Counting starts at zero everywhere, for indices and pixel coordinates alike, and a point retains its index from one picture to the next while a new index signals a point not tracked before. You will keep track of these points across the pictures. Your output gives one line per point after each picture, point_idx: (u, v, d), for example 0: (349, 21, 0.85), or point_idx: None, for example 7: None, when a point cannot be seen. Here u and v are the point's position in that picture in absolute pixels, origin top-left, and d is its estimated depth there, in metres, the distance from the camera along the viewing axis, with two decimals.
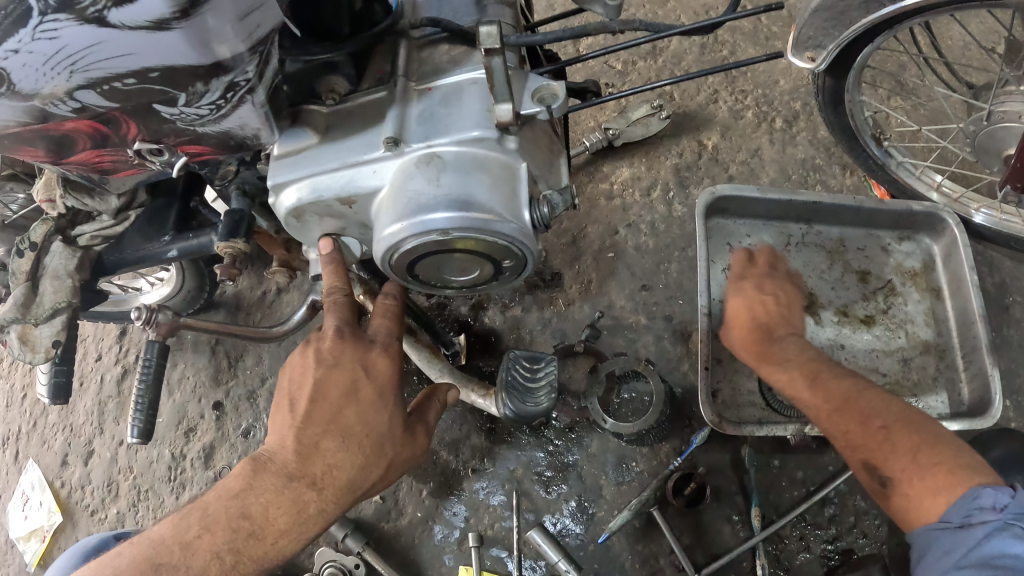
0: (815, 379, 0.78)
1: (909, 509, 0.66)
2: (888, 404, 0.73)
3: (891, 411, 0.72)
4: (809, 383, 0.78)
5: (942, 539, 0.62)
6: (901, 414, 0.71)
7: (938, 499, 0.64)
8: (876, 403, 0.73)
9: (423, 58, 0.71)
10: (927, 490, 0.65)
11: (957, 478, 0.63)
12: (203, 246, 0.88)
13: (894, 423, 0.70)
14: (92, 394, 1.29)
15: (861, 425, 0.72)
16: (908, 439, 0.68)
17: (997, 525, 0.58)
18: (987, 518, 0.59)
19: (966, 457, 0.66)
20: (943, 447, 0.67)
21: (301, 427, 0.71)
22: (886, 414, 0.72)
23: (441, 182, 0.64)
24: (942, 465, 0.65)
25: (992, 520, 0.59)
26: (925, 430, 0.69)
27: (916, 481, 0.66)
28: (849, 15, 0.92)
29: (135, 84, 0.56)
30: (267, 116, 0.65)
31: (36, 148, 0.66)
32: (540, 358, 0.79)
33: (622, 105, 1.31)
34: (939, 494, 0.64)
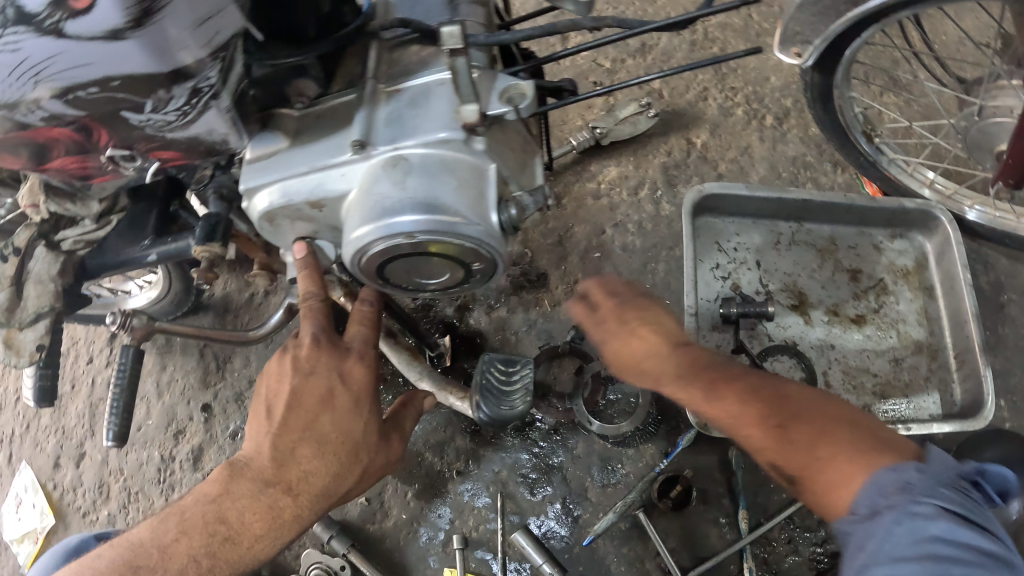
0: (696, 380, 0.69)
1: (815, 499, 0.62)
2: (779, 395, 0.66)
3: (782, 397, 0.65)
4: (701, 391, 0.68)
5: (855, 534, 0.57)
6: (788, 400, 0.64)
7: (843, 490, 0.59)
8: (762, 396, 0.66)
9: (393, 59, 0.70)
10: (830, 485, 0.60)
11: (858, 467, 0.59)
12: (182, 251, 0.89)
13: (787, 416, 0.63)
14: (84, 396, 1.31)
15: (753, 427, 0.65)
16: (805, 433, 0.62)
17: (906, 504, 0.55)
18: (894, 500, 0.56)
19: (866, 439, 0.61)
20: (837, 432, 0.62)
21: (277, 434, 0.71)
22: (776, 405, 0.65)
23: (407, 184, 0.63)
24: (840, 455, 0.60)
25: (900, 501, 0.56)
26: (818, 412, 0.63)
27: (820, 477, 0.60)
28: (835, 9, 0.90)
29: (98, 93, 0.55)
30: (235, 121, 0.65)
31: (9, 154, 0.66)
32: (515, 361, 0.80)
33: (610, 104, 1.30)
34: (841, 486, 0.59)
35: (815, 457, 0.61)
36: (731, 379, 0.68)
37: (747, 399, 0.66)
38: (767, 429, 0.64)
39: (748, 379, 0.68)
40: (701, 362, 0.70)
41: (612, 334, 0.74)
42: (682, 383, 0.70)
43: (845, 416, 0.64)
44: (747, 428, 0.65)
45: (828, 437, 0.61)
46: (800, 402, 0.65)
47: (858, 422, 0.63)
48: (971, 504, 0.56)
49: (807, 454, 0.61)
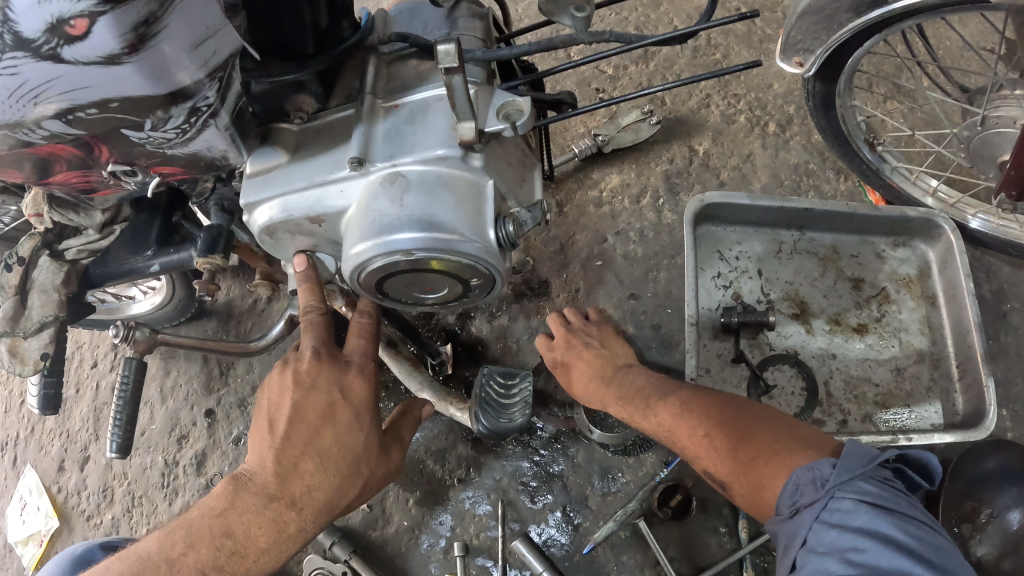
0: (641, 403, 0.84)
1: (751, 504, 0.69)
2: (706, 408, 0.76)
3: (711, 411, 0.75)
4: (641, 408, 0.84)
5: (784, 533, 0.61)
6: (715, 412, 0.75)
7: (765, 491, 0.66)
8: (695, 412, 0.77)
9: (392, 73, 0.71)
10: (753, 485, 0.67)
11: (774, 468, 0.65)
12: (184, 261, 0.90)
13: (711, 425, 0.74)
14: (89, 401, 1.32)
15: (686, 439, 0.76)
16: (726, 439, 0.72)
17: (822, 501, 0.58)
18: (813, 497, 0.59)
19: (784, 440, 0.67)
20: (757, 436, 0.69)
21: (280, 449, 0.71)
22: (706, 417, 0.75)
23: (404, 202, 0.64)
24: (761, 458, 0.67)
25: (817, 498, 0.59)
26: (742, 420, 0.72)
27: (745, 479, 0.68)
28: (838, 18, 0.90)
29: (98, 114, 0.56)
30: (233, 137, 0.65)
31: (12, 169, 0.67)
32: (514, 374, 0.80)
33: (612, 111, 1.30)
34: (765, 487, 0.66)
35: (739, 462, 0.69)
36: (667, 399, 0.81)
37: (679, 414, 0.78)
38: (697, 438, 0.75)
39: (679, 396, 0.80)
40: (646, 388, 0.85)
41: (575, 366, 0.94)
42: (630, 406, 0.85)
43: (769, 421, 0.71)
44: (681, 441, 0.77)
45: (749, 442, 0.69)
46: (727, 413, 0.74)
47: (781, 427, 0.70)
48: (891, 493, 0.57)
49: (733, 460, 0.70)
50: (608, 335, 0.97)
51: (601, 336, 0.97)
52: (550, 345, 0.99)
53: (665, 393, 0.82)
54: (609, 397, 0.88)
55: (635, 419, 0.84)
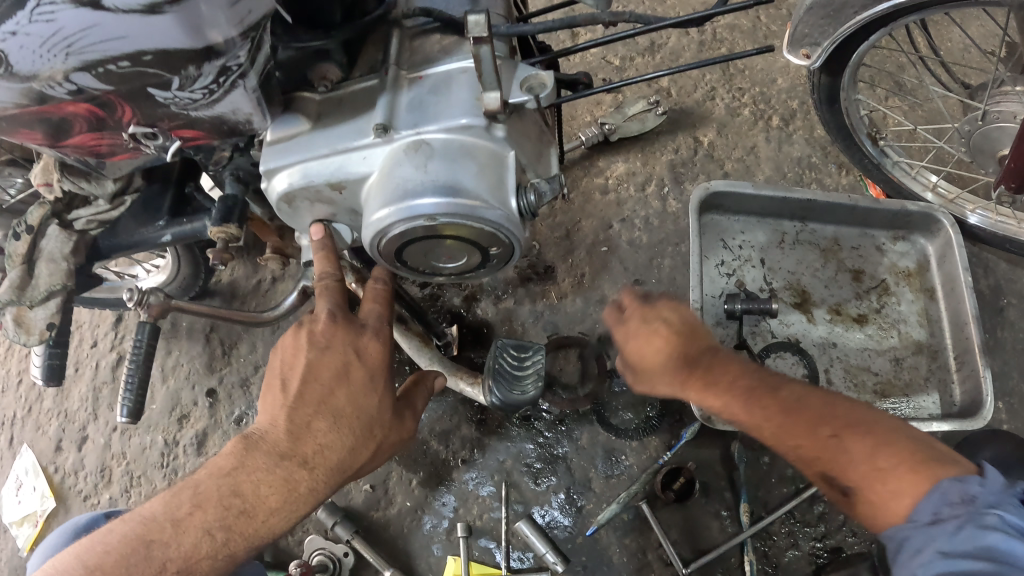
0: (745, 398, 0.70)
1: (872, 512, 0.63)
2: (827, 405, 0.67)
3: (836, 410, 0.66)
4: (744, 403, 0.70)
5: (915, 538, 0.58)
6: (842, 411, 0.66)
7: (903, 498, 0.60)
8: (814, 409, 0.67)
9: (414, 47, 0.71)
10: (891, 494, 0.61)
11: (919, 475, 0.60)
12: (196, 233, 0.93)
13: (840, 426, 0.65)
14: (87, 379, 1.30)
15: (805, 439, 0.66)
16: (864, 443, 0.63)
17: (971, 517, 0.56)
18: (960, 511, 0.57)
19: (923, 450, 0.62)
20: (896, 442, 0.63)
21: (293, 407, 0.72)
22: (830, 416, 0.66)
23: (428, 167, 0.64)
24: (902, 465, 0.61)
25: (966, 513, 0.57)
26: (870, 421, 0.65)
27: (882, 488, 0.61)
28: (845, 12, 0.91)
29: (130, 67, 0.57)
30: (259, 101, 0.66)
31: (28, 129, 0.67)
32: (527, 346, 0.81)
33: (619, 101, 1.32)
34: (903, 494, 0.60)
35: (876, 467, 0.62)
36: (778, 391, 0.69)
37: (795, 410, 0.67)
38: (819, 439, 0.65)
39: (788, 390, 0.69)
40: (747, 379, 0.71)
41: (649, 348, 0.73)
42: (726, 397, 0.71)
43: (901, 432, 0.65)
44: (798, 441, 0.66)
45: (888, 448, 0.62)
46: (852, 415, 0.66)
47: (912, 434, 0.64)
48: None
49: (871, 467, 0.62)
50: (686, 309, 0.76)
51: (676, 309, 0.74)
52: (619, 318, 0.77)
53: (772, 385, 0.70)
54: (692, 382, 0.73)
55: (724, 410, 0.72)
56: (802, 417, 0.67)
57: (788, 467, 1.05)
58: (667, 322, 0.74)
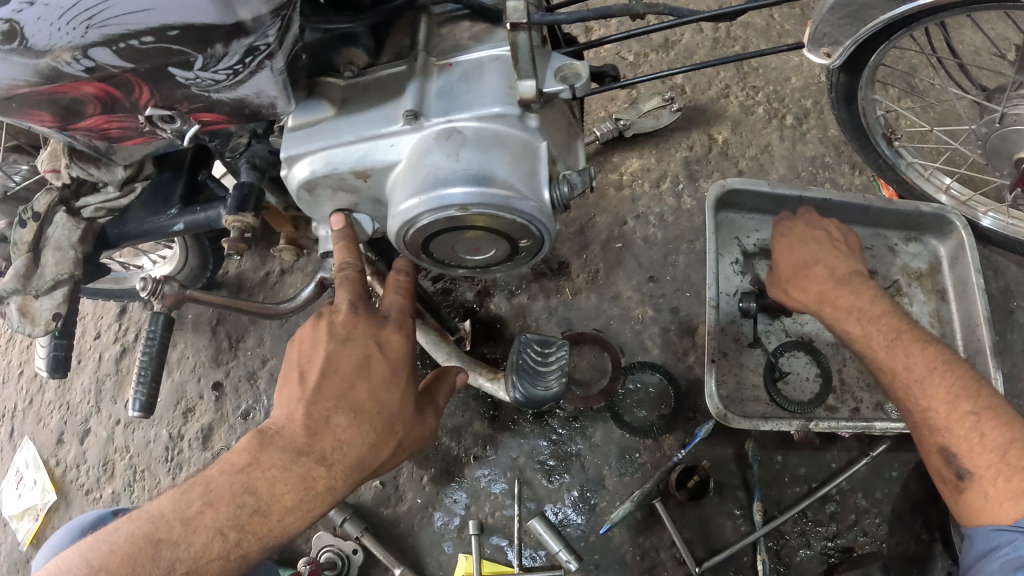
0: (889, 341, 0.81)
1: (979, 503, 0.71)
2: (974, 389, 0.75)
3: (981, 395, 0.75)
4: (886, 343, 0.81)
5: (1020, 543, 0.66)
6: (988, 398, 0.74)
7: (1016, 501, 0.68)
8: (961, 384, 0.76)
9: (443, 33, 0.69)
10: (1011, 490, 0.68)
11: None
12: (210, 221, 0.89)
13: (981, 407, 0.74)
14: (90, 371, 1.28)
15: (942, 404, 0.75)
16: (999, 432, 0.71)
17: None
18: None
19: None
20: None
21: (311, 401, 0.70)
22: (974, 398, 0.74)
23: (460, 156, 0.63)
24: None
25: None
26: (1010, 418, 0.73)
27: (1003, 479, 0.69)
28: (866, 13, 0.87)
29: (153, 42, 0.56)
30: (285, 85, 0.64)
31: (39, 111, 0.65)
32: (551, 342, 0.79)
33: (633, 97, 1.31)
34: (1017, 498, 0.68)
35: (1001, 460, 0.70)
36: (927, 348, 0.79)
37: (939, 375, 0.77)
38: (955, 412, 0.74)
39: (941, 359, 0.78)
40: (903, 331, 0.81)
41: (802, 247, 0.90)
42: (868, 327, 0.83)
43: None
44: (934, 402, 0.76)
45: (1019, 448, 0.70)
46: (995, 402, 0.74)
47: None
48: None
49: (999, 458, 0.70)
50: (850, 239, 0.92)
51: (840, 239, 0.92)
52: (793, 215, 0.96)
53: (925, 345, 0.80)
54: (834, 297, 0.86)
55: (865, 338, 0.83)
56: (948, 385, 0.76)
57: (801, 466, 1.05)
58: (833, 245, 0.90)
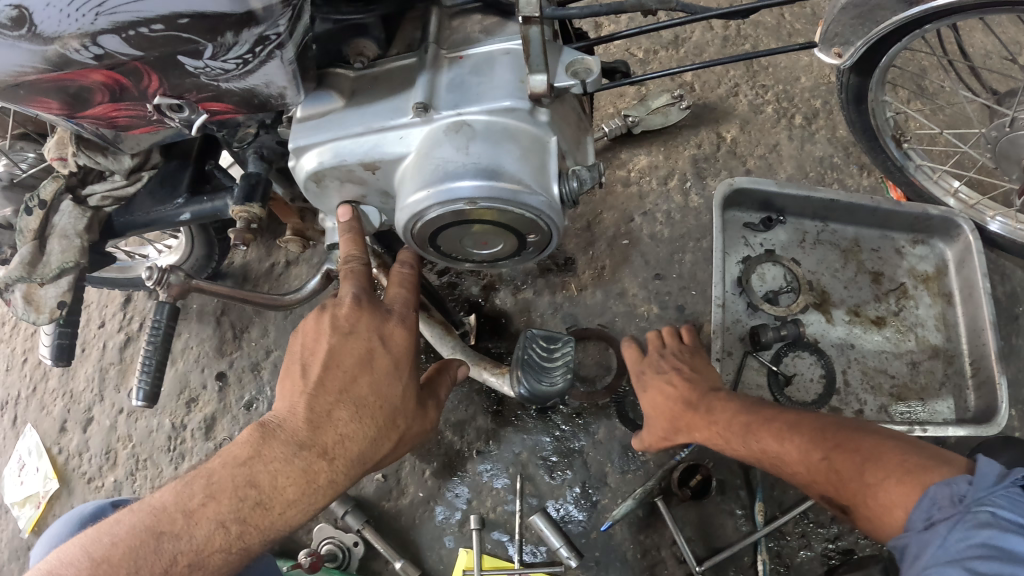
0: (742, 431, 0.85)
1: (872, 526, 0.70)
2: (824, 428, 0.79)
3: (828, 434, 0.77)
4: (744, 436, 0.85)
5: (912, 544, 0.63)
6: (833, 435, 0.77)
7: (896, 509, 0.67)
8: (806, 436, 0.79)
9: (454, 27, 0.68)
10: (879, 506, 0.69)
11: (909, 484, 0.67)
12: (217, 211, 0.89)
13: (829, 448, 0.76)
14: (94, 360, 1.28)
15: (802, 463, 0.78)
16: (851, 459, 0.73)
17: (957, 516, 0.60)
18: (949, 513, 0.61)
19: (916, 459, 0.69)
20: (884, 457, 0.71)
21: (313, 395, 0.70)
22: (821, 441, 0.77)
23: (469, 150, 0.63)
24: (891, 478, 0.69)
25: (953, 513, 0.61)
26: (859, 439, 0.75)
27: (873, 501, 0.69)
28: (879, 13, 0.86)
29: (162, 30, 0.55)
30: (294, 75, 0.63)
31: (48, 98, 0.65)
32: (557, 338, 0.79)
33: (642, 94, 1.30)
34: (896, 505, 0.67)
35: (866, 483, 0.71)
36: (773, 424, 0.83)
37: (789, 435, 0.80)
38: (814, 462, 0.77)
39: (786, 421, 0.82)
40: (746, 413, 0.86)
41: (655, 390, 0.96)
42: (727, 433, 0.87)
43: (896, 444, 0.72)
44: (792, 461, 0.79)
45: (878, 463, 0.71)
46: (841, 434, 0.77)
47: (906, 446, 0.72)
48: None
49: (861, 481, 0.71)
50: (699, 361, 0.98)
51: (681, 368, 0.96)
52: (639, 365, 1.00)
53: (768, 419, 0.84)
54: (694, 422, 0.90)
55: (727, 444, 0.87)
56: (800, 438, 0.79)
57: None
58: (674, 370, 0.96)
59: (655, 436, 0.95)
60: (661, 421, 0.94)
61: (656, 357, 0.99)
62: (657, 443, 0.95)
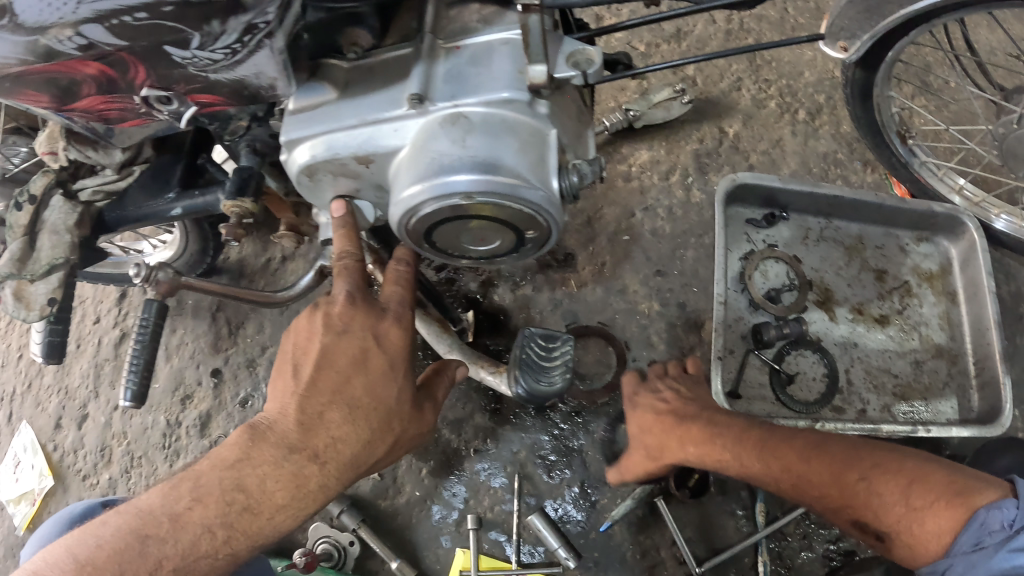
0: (756, 450, 0.83)
1: (912, 552, 0.69)
2: (856, 449, 0.78)
3: (862, 455, 0.76)
4: (758, 454, 0.83)
5: (957, 565, 0.64)
6: (869, 456, 0.76)
7: (943, 535, 0.66)
8: (837, 455, 0.77)
9: (451, 16, 0.67)
10: (925, 530, 0.67)
11: (957, 507, 0.66)
12: (209, 205, 0.87)
13: (866, 470, 0.74)
14: (89, 356, 1.27)
15: (833, 485, 0.76)
16: (893, 482, 0.72)
17: (1007, 540, 0.61)
18: (997, 537, 0.62)
19: (961, 482, 0.69)
20: (929, 479, 0.70)
21: (305, 396, 0.69)
22: (855, 462, 0.76)
23: (466, 142, 0.61)
24: (939, 501, 0.68)
25: (1003, 538, 0.61)
26: (897, 461, 0.74)
27: (918, 526, 0.68)
28: (885, 7, 0.83)
29: (146, 19, 0.54)
30: (285, 66, 0.62)
31: (34, 90, 0.63)
32: (556, 336, 0.78)
33: (644, 88, 1.28)
34: (945, 532, 0.66)
35: (913, 508, 0.69)
36: (795, 443, 0.81)
37: (814, 455, 0.79)
38: (847, 483, 0.75)
39: (810, 441, 0.80)
40: (760, 433, 0.84)
41: (652, 406, 0.95)
42: (738, 451, 0.84)
43: (938, 467, 0.72)
44: (820, 483, 0.77)
45: (922, 486, 0.70)
46: (877, 455, 0.75)
47: (948, 468, 0.71)
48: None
49: (906, 505, 0.70)
50: (698, 389, 0.97)
51: (677, 390, 0.97)
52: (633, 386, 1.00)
53: (789, 439, 0.82)
54: (693, 437, 0.88)
55: (734, 462, 0.84)
56: (829, 457, 0.78)
57: None
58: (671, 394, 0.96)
59: (642, 458, 0.94)
60: (653, 437, 0.92)
61: (655, 379, 1.00)
62: (642, 466, 0.93)
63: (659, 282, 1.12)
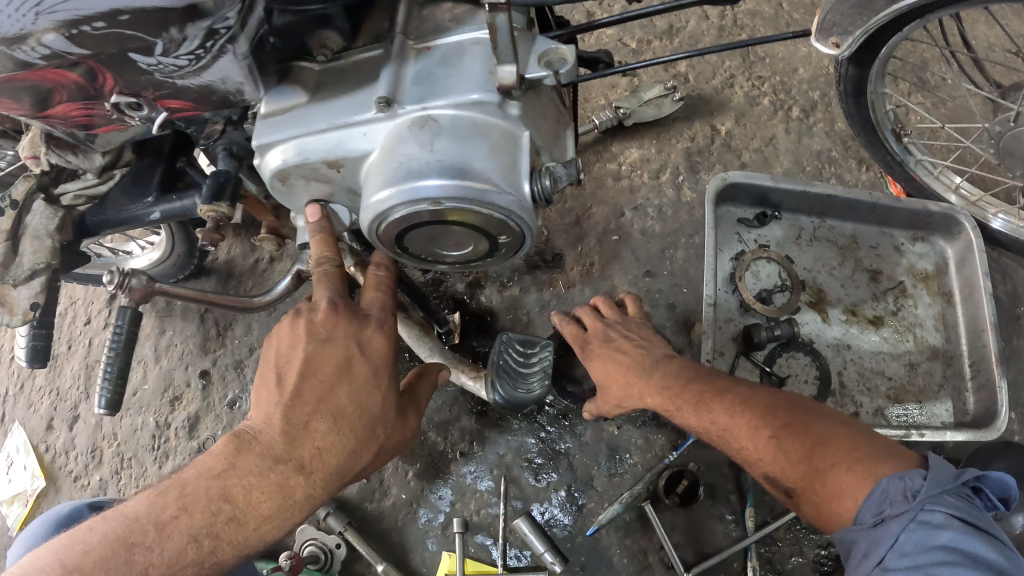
0: (695, 401, 0.79)
1: (819, 513, 0.67)
2: (775, 405, 0.74)
3: (781, 413, 0.73)
4: (694, 407, 0.79)
5: (862, 540, 0.61)
6: (784, 414, 0.72)
7: (847, 500, 0.64)
8: (757, 412, 0.74)
9: (423, 16, 0.65)
10: (829, 494, 0.65)
11: (860, 476, 0.64)
12: (186, 209, 0.88)
13: (778, 427, 0.71)
14: (80, 357, 1.27)
15: (749, 439, 0.73)
16: (801, 443, 0.69)
17: (911, 513, 0.58)
18: (901, 509, 0.59)
19: (865, 449, 0.66)
20: (835, 442, 0.68)
21: (289, 406, 0.68)
22: (773, 418, 0.73)
23: (435, 146, 0.60)
24: (841, 465, 0.65)
25: (905, 510, 0.58)
26: (812, 421, 0.71)
27: (819, 487, 0.66)
28: (876, 3, 0.81)
29: (106, 28, 0.53)
30: (251, 69, 0.61)
31: (7, 98, 0.62)
32: (534, 342, 0.78)
33: (634, 85, 1.27)
34: (845, 495, 0.64)
35: (815, 468, 0.67)
36: (726, 395, 0.77)
37: (737, 410, 0.75)
38: (761, 441, 0.72)
39: (737, 395, 0.77)
40: (698, 382, 0.81)
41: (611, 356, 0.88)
42: (681, 401, 0.80)
43: (853, 430, 0.69)
44: (739, 438, 0.74)
45: (828, 449, 0.67)
46: (794, 415, 0.72)
47: (860, 432, 0.68)
48: (975, 510, 0.58)
49: (808, 465, 0.68)
50: (650, 334, 0.90)
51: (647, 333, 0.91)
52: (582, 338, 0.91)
53: (722, 390, 0.78)
54: (644, 387, 0.84)
55: (677, 411, 0.80)
56: (747, 413, 0.74)
57: None
58: (625, 339, 0.88)
59: (608, 404, 0.89)
60: (611, 390, 0.87)
61: (600, 325, 0.91)
62: (612, 410, 0.89)
63: (648, 282, 1.11)
